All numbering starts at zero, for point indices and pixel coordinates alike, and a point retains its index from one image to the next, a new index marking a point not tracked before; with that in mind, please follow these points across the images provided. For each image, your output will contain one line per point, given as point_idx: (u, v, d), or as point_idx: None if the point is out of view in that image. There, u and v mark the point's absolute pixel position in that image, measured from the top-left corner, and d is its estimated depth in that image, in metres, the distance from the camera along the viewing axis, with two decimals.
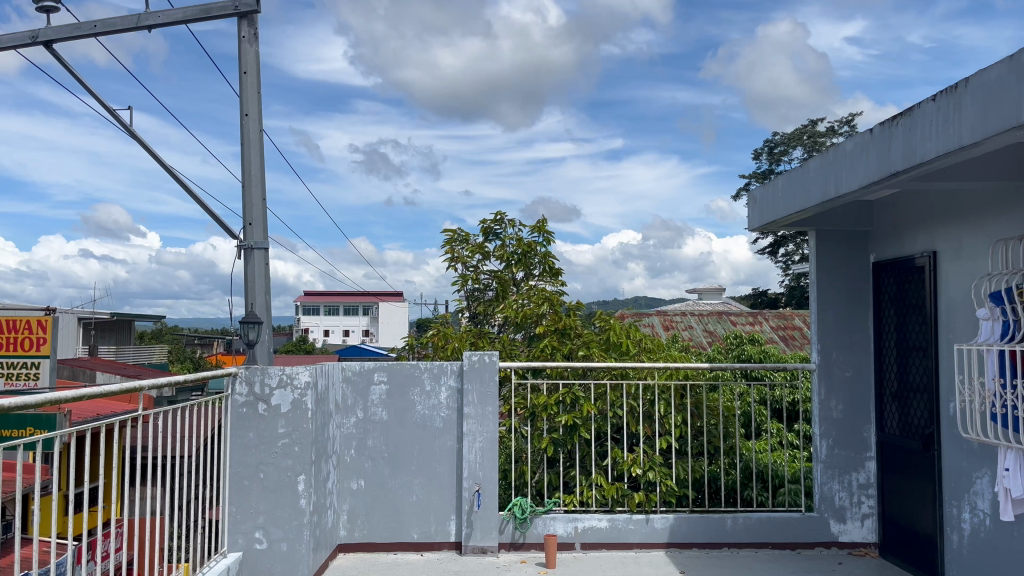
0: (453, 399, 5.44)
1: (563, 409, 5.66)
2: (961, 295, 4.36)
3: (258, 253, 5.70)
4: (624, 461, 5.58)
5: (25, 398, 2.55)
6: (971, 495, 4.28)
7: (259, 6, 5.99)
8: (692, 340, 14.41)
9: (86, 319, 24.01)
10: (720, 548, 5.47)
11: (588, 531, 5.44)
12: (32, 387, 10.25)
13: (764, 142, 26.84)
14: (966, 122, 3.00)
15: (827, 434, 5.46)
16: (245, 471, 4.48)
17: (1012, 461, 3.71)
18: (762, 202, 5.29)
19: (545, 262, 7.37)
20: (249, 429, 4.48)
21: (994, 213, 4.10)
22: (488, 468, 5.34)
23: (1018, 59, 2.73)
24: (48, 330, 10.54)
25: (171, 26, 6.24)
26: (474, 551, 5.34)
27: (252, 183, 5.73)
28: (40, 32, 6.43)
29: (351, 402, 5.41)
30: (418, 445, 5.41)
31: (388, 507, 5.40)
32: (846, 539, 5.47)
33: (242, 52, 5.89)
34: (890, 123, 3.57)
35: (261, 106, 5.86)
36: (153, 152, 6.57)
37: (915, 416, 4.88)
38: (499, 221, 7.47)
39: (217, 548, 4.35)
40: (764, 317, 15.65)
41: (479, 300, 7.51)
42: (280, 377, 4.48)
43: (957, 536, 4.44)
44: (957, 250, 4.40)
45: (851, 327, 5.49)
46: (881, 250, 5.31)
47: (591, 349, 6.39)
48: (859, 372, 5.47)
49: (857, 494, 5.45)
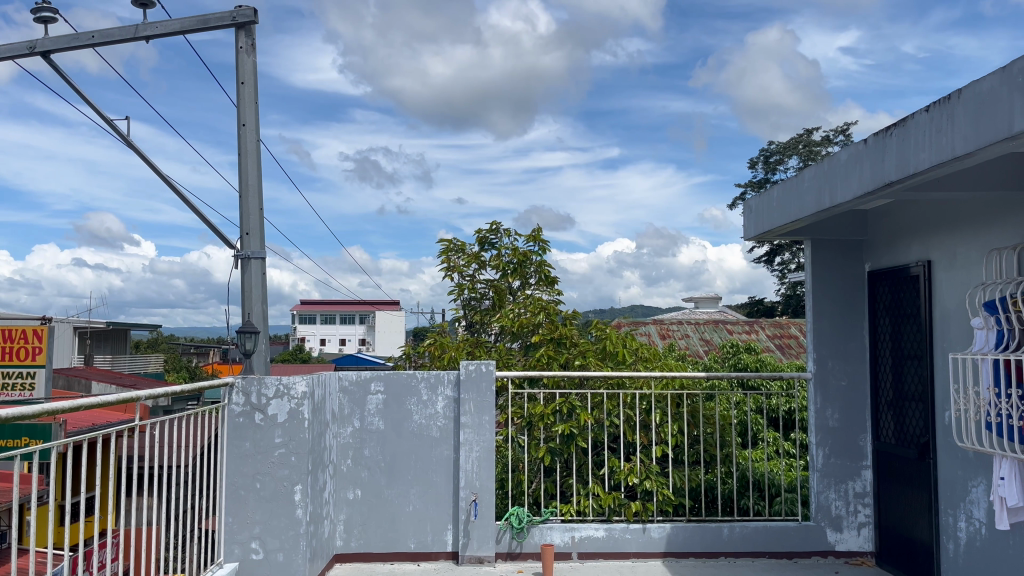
0: (451, 408, 5.44)
1: (559, 418, 5.66)
2: (955, 305, 4.38)
3: (255, 262, 5.73)
4: (620, 471, 5.58)
5: (23, 407, 2.53)
6: (967, 504, 4.29)
7: (257, 16, 6.02)
8: (688, 349, 14.49)
9: (82, 327, 23.94)
10: (717, 557, 5.47)
11: (584, 541, 5.43)
12: (27, 397, 10.20)
13: (759, 151, 26.93)
14: (959, 133, 3.03)
15: (823, 443, 5.47)
16: (241, 481, 4.47)
17: (1006, 469, 3.72)
18: (757, 211, 5.32)
19: (541, 271, 7.38)
20: (245, 439, 4.47)
21: (989, 222, 4.12)
22: (485, 478, 5.34)
23: (1010, 70, 2.76)
24: (43, 340, 10.48)
25: (167, 37, 6.26)
26: (471, 561, 5.33)
27: (249, 193, 5.78)
28: (38, 43, 6.46)
29: (347, 411, 5.40)
30: (415, 454, 5.41)
31: (384, 517, 5.38)
32: (843, 547, 5.47)
33: (239, 63, 5.93)
34: (883, 133, 3.61)
35: (258, 116, 5.90)
36: (149, 161, 6.74)
37: (911, 424, 4.90)
38: (496, 230, 7.49)
39: (213, 558, 4.32)
40: (760, 326, 15.69)
41: (475, 309, 7.50)
42: (276, 387, 4.47)
43: (953, 545, 4.44)
44: (952, 260, 4.42)
45: (846, 336, 5.52)
46: (876, 259, 5.34)
47: (587, 358, 6.44)
48: (855, 381, 5.49)
49: (853, 503, 5.46)
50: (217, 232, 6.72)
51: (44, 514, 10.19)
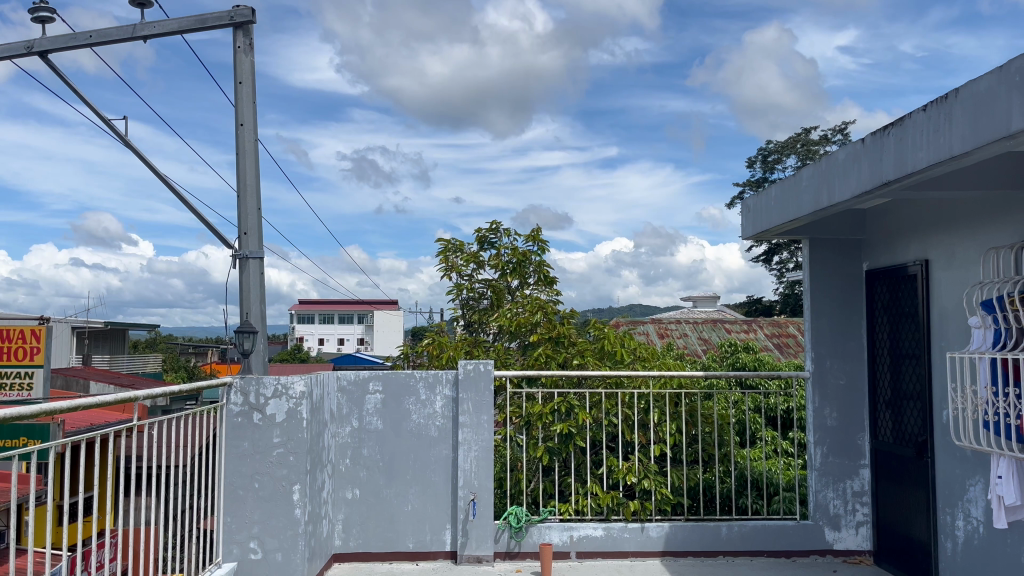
0: (449, 408, 5.44)
1: (558, 418, 5.67)
2: (953, 304, 4.39)
3: (253, 262, 5.73)
4: (619, 470, 5.59)
5: (22, 408, 2.54)
6: (965, 503, 4.30)
7: (255, 16, 6.01)
8: (687, 349, 14.50)
9: (80, 327, 23.92)
10: (715, 556, 5.48)
11: (583, 540, 5.43)
12: (26, 397, 10.19)
13: (757, 150, 26.94)
14: (956, 132, 3.04)
15: (821, 442, 5.47)
16: (240, 480, 4.47)
17: (1004, 468, 3.73)
18: (756, 211, 5.32)
19: (540, 270, 7.38)
20: (244, 439, 4.47)
21: (987, 221, 4.13)
22: (483, 478, 5.34)
23: (1007, 70, 2.77)
24: (41, 339, 10.45)
25: (165, 37, 6.25)
26: (469, 560, 5.33)
27: (246, 192, 5.77)
28: (35, 43, 6.45)
29: (346, 411, 5.40)
30: (413, 453, 5.41)
31: (383, 516, 5.38)
32: (841, 546, 5.48)
33: (237, 63, 5.93)
34: (881, 133, 3.61)
35: (256, 115, 5.89)
36: (147, 161, 6.74)
37: (909, 423, 4.90)
38: (494, 230, 7.49)
39: (212, 558, 4.32)
40: (759, 325, 15.70)
41: (473, 309, 7.50)
42: (274, 387, 4.47)
43: (951, 544, 4.45)
44: (950, 259, 4.43)
45: (844, 335, 5.53)
46: (874, 259, 5.35)
47: (586, 358, 6.45)
48: (853, 380, 5.50)
49: (852, 502, 5.47)
50: (214, 232, 6.72)
51: (42, 515, 10.18)
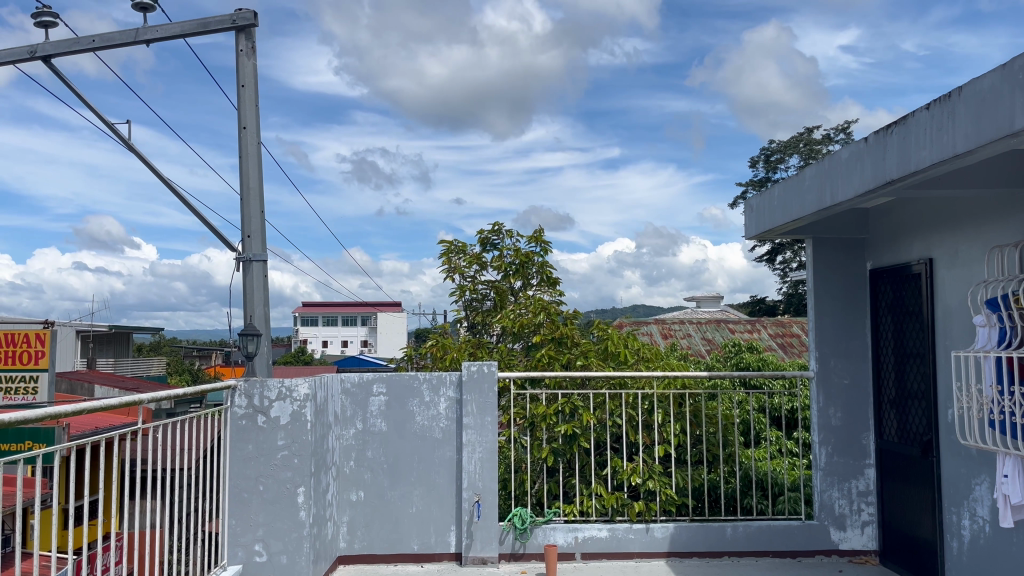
0: (453, 410, 5.44)
1: (562, 419, 5.66)
2: (957, 303, 4.38)
3: (257, 264, 5.73)
4: (623, 470, 5.56)
5: (26, 412, 2.54)
6: (971, 502, 4.29)
7: (257, 19, 6.03)
8: (689, 349, 14.51)
9: (84, 331, 23.97)
10: (720, 557, 5.47)
11: (588, 541, 5.43)
12: (31, 401, 10.22)
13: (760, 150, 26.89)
14: (960, 131, 3.03)
15: (826, 441, 5.47)
16: (244, 483, 4.47)
17: (1010, 467, 3.72)
18: (759, 211, 5.31)
19: (543, 271, 7.39)
20: (248, 441, 4.48)
21: (991, 220, 4.12)
22: (487, 479, 5.34)
23: (1010, 67, 2.76)
24: (46, 343, 10.50)
25: (168, 41, 6.27)
26: (474, 562, 5.33)
27: (250, 195, 5.77)
28: (39, 47, 6.48)
29: (350, 413, 5.41)
30: (418, 454, 5.41)
31: (388, 518, 5.38)
32: (847, 546, 5.46)
33: (239, 67, 5.93)
34: (884, 132, 3.60)
35: (259, 119, 5.90)
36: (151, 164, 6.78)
37: (914, 422, 4.89)
38: (496, 232, 7.50)
39: (217, 561, 4.33)
40: (762, 325, 15.68)
41: (476, 310, 7.51)
42: (279, 390, 4.49)
43: (957, 542, 4.44)
44: (953, 258, 4.42)
45: (848, 334, 5.51)
46: (878, 258, 5.34)
47: (589, 358, 6.43)
48: (857, 380, 5.48)
49: (857, 502, 5.45)
50: (219, 236, 6.74)
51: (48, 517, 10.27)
